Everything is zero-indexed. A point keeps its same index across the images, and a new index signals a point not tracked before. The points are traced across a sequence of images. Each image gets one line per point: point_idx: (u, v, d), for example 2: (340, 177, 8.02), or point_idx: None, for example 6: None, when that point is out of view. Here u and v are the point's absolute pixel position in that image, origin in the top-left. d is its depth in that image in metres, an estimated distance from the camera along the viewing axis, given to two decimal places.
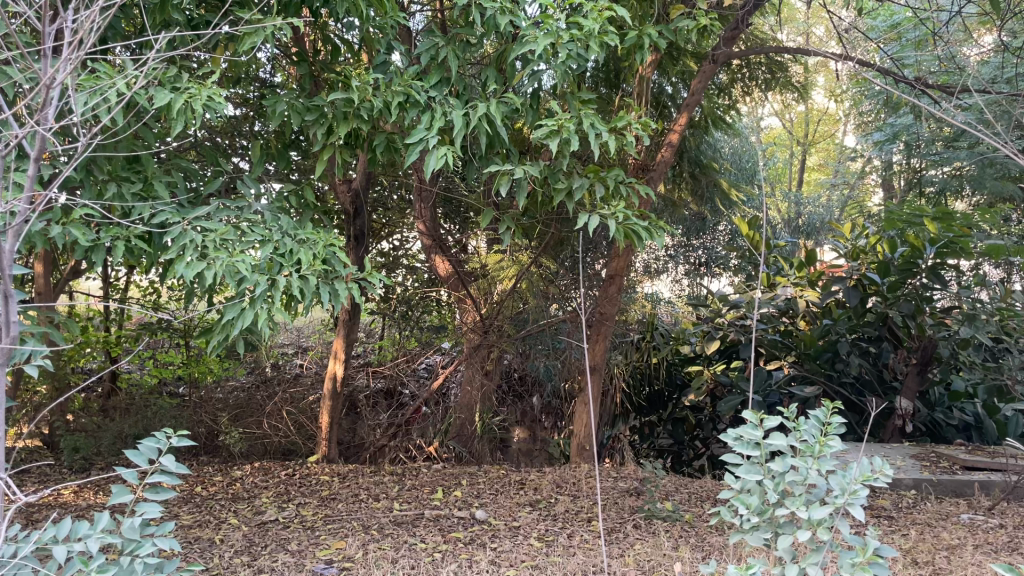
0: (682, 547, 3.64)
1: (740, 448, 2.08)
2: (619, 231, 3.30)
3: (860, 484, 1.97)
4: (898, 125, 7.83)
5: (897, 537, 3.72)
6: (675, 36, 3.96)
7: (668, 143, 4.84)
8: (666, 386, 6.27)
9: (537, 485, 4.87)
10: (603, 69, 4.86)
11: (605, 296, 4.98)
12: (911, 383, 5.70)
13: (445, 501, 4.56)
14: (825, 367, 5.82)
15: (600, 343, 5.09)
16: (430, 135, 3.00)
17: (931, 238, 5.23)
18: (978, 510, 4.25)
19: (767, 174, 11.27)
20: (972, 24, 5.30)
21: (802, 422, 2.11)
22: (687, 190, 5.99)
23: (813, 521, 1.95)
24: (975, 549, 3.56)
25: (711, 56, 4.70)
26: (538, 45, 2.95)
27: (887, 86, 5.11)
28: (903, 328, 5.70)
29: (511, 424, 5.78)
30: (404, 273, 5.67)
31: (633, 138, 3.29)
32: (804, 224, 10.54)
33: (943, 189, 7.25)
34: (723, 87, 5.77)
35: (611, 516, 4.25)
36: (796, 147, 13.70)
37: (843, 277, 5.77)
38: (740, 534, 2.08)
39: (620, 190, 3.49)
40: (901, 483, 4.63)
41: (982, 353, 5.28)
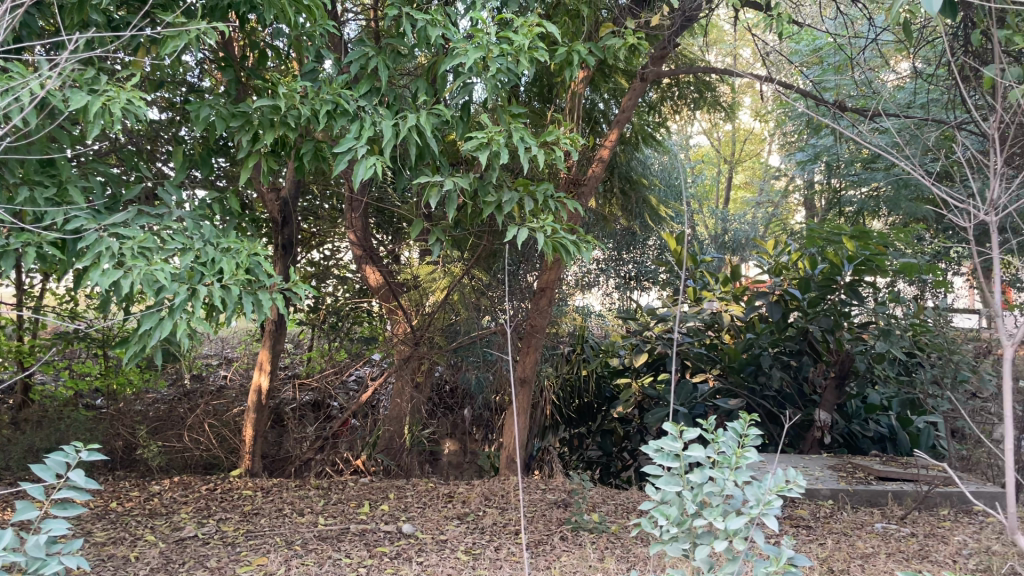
0: (607, 558, 3.67)
1: (660, 460, 2.10)
2: (547, 245, 3.31)
3: (775, 494, 2.01)
4: (820, 146, 8.10)
5: (815, 547, 3.83)
6: (605, 54, 4.02)
7: (599, 159, 4.89)
8: (595, 398, 6.31)
9: (466, 498, 4.84)
10: (534, 84, 4.90)
11: (536, 308, 5.02)
12: (830, 396, 5.88)
13: (371, 515, 4.50)
14: (747, 380, 6.01)
15: (530, 356, 5.12)
16: (359, 145, 2.97)
17: (849, 256, 5.41)
18: (891, 520, 4.40)
19: (694, 191, 11.54)
20: (888, 51, 5.52)
21: (720, 434, 2.14)
22: (618, 206, 6.09)
23: (730, 531, 1.97)
24: (888, 557, 3.69)
25: (641, 74, 4.78)
26: (467, 59, 2.95)
27: (808, 109, 5.27)
28: (822, 342, 5.88)
29: (441, 437, 5.76)
30: (335, 282, 5.64)
31: (562, 153, 3.32)
32: (730, 241, 10.81)
33: (861, 209, 7.55)
34: (653, 105, 5.89)
35: (538, 529, 4.26)
36: (723, 166, 14.07)
37: (765, 292, 5.94)
38: (659, 545, 2.09)
39: (549, 204, 3.52)
40: (819, 493, 4.77)
41: (897, 367, 5.55)
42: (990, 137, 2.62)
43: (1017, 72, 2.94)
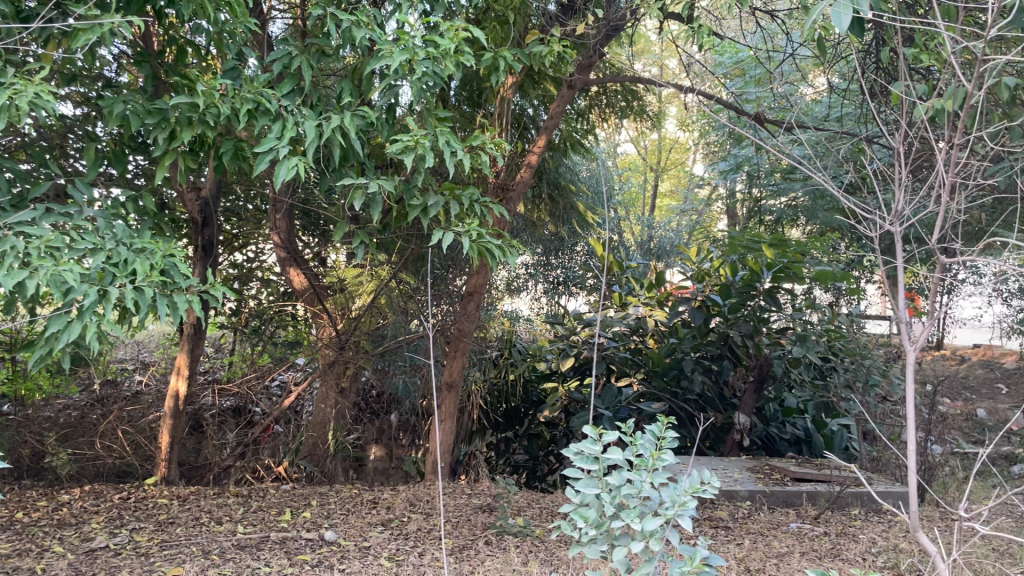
0: (531, 562, 3.69)
1: (579, 463, 2.12)
2: (472, 250, 3.30)
3: (690, 496, 2.05)
4: (740, 156, 8.31)
5: (732, 547, 3.92)
6: (531, 60, 4.05)
7: (526, 165, 4.92)
8: (522, 403, 6.33)
9: (390, 504, 4.80)
10: (463, 88, 4.91)
11: (463, 312, 5.03)
12: (749, 399, 6.03)
13: (293, 523, 4.41)
14: (671, 384, 6.13)
15: (458, 360, 5.13)
16: (281, 145, 2.91)
17: (768, 263, 5.58)
18: (805, 519, 4.54)
19: (622, 197, 11.74)
20: (805, 66, 5.71)
21: (638, 436, 2.17)
22: (546, 211, 6.14)
23: (646, 533, 2.00)
24: (801, 556, 3.80)
25: (569, 82, 4.85)
26: (393, 61, 2.92)
27: (729, 119, 5.42)
28: (742, 347, 6.03)
29: (366, 443, 5.69)
30: (258, 286, 5.47)
31: (487, 158, 3.32)
32: (656, 247, 11.05)
33: (780, 218, 7.80)
34: (582, 112, 5.90)
35: (463, 534, 4.25)
36: (649, 173, 14.38)
37: (688, 297, 6.06)
38: (578, 548, 2.11)
39: (475, 208, 3.51)
40: (737, 494, 4.89)
41: (812, 371, 5.77)
42: (896, 150, 2.74)
43: (922, 88, 3.07)
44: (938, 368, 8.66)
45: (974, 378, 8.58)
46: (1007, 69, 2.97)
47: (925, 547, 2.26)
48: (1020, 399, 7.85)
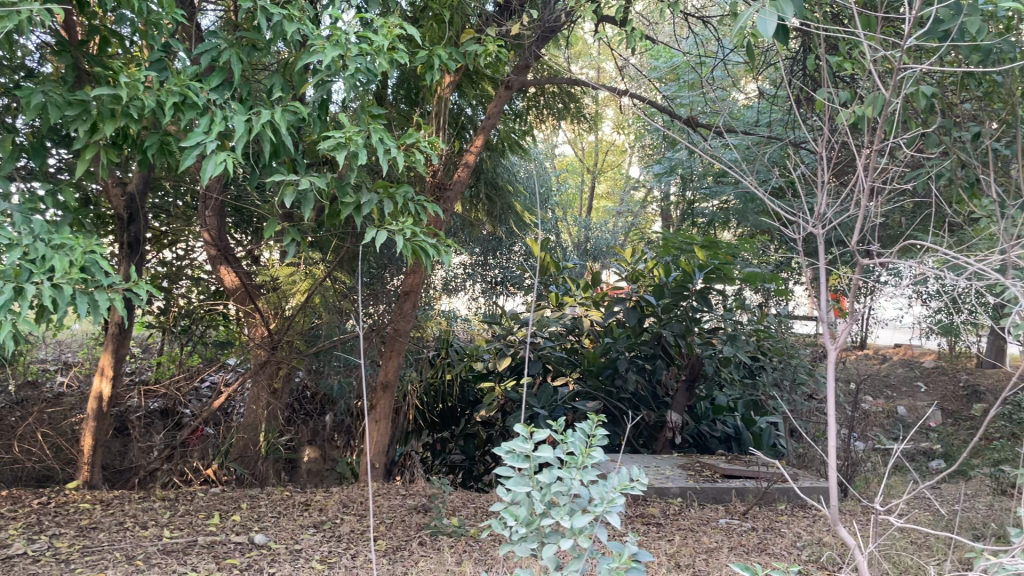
0: (465, 561, 3.68)
1: (511, 461, 2.12)
2: (406, 248, 3.26)
3: (618, 492, 2.08)
4: (674, 160, 8.44)
5: (663, 543, 3.99)
6: (467, 59, 4.05)
7: (463, 165, 4.91)
8: (459, 403, 6.31)
9: (323, 506, 4.74)
10: (400, 85, 4.88)
11: (400, 312, 4.99)
12: (681, 398, 6.13)
13: (221, 526, 4.32)
14: (606, 384, 6.15)
15: (393, 360, 5.07)
16: (208, 140, 2.84)
17: (700, 264, 5.70)
18: (734, 515, 4.65)
19: (559, 198, 11.83)
20: (737, 72, 5.84)
21: (569, 434, 2.18)
22: (483, 211, 6.15)
23: (575, 530, 2.02)
24: (729, 551, 3.89)
25: (506, 82, 4.86)
26: (325, 57, 2.87)
27: (663, 123, 5.50)
28: (675, 346, 6.13)
29: (299, 445, 5.64)
30: (187, 284, 5.32)
31: (421, 156, 3.29)
32: (592, 248, 11.18)
33: (712, 221, 7.97)
34: (520, 113, 5.93)
35: (397, 535, 4.22)
36: (586, 175, 14.55)
37: (623, 298, 6.14)
38: (508, 546, 2.11)
39: (409, 206, 3.48)
40: (669, 491, 4.96)
41: (741, 370, 5.89)
42: (819, 155, 2.83)
43: (845, 96, 3.18)
44: (861, 367, 8.94)
45: (896, 376, 8.91)
46: (924, 79, 3.09)
47: (844, 540, 2.29)
48: (938, 397, 8.17)
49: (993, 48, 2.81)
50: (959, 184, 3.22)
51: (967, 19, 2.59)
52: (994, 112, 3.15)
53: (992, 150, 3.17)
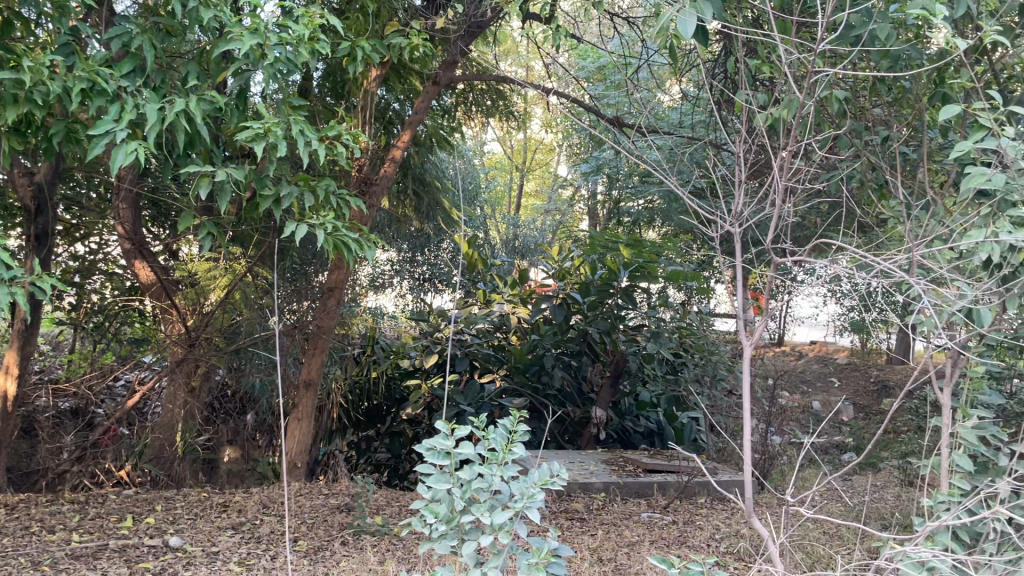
0: (388, 561, 3.64)
1: (431, 459, 2.09)
2: (327, 243, 3.19)
3: (538, 488, 2.09)
4: (601, 159, 8.54)
5: (586, 538, 4.03)
6: (391, 52, 3.99)
7: (390, 160, 4.85)
8: (385, 401, 6.25)
9: (242, 507, 4.63)
10: (326, 78, 4.81)
11: (324, 309, 4.90)
12: (605, 394, 6.20)
13: (134, 529, 4.17)
14: (532, 380, 6.20)
15: (317, 357, 5.00)
16: (118, 128, 2.73)
17: (625, 262, 5.78)
18: (655, 509, 4.73)
19: (487, 196, 11.84)
20: (662, 74, 5.92)
21: (490, 430, 2.16)
22: (411, 207, 6.09)
23: (495, 526, 2.03)
24: (651, 544, 3.95)
25: (433, 78, 4.83)
26: (242, 45, 2.78)
27: (590, 123, 5.54)
28: (600, 343, 6.19)
29: (219, 444, 5.48)
30: (101, 280, 5.10)
31: (343, 149, 3.23)
32: (520, 246, 11.25)
33: (637, 220, 8.10)
34: (448, 109, 5.88)
35: (319, 535, 4.15)
36: (514, 174, 14.61)
37: (550, 295, 6.17)
38: (429, 544, 2.09)
39: (330, 200, 3.41)
40: (593, 487, 5.01)
41: (664, 367, 6.10)
42: (738, 156, 2.89)
43: (763, 99, 3.25)
44: (779, 363, 9.21)
45: (811, 372, 9.20)
46: (838, 83, 3.19)
47: (758, 531, 2.35)
48: (850, 393, 8.48)
49: (901, 55, 2.92)
50: (869, 186, 3.33)
51: (877, 26, 2.69)
52: (902, 118, 3.27)
53: (900, 153, 3.29)
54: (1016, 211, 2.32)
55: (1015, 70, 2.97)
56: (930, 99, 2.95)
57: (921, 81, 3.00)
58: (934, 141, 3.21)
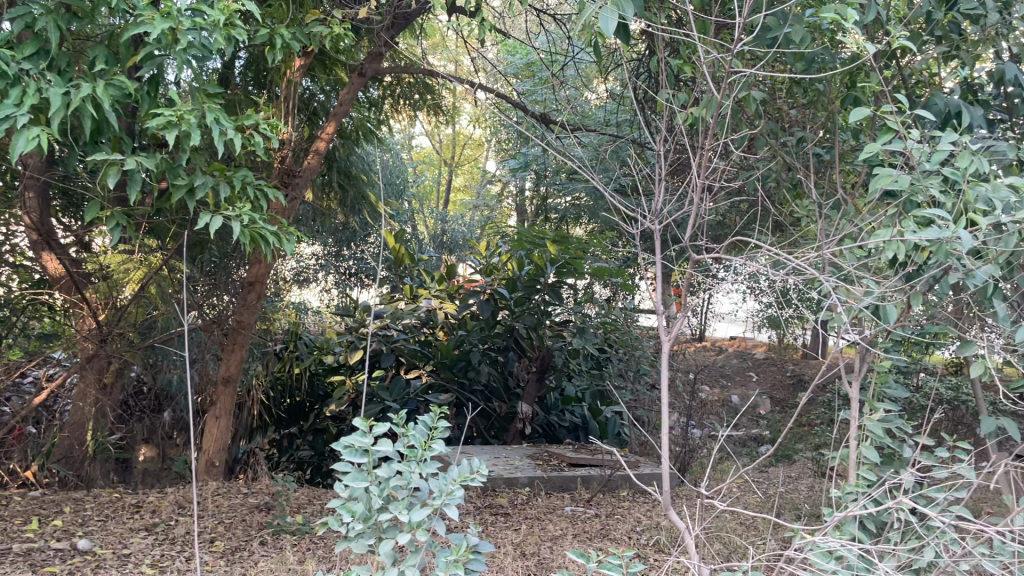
0: (307, 560, 3.57)
1: (348, 457, 2.05)
2: (244, 235, 3.09)
3: (457, 485, 2.07)
4: (529, 155, 8.57)
5: (510, 532, 4.04)
6: (311, 41, 3.91)
7: (314, 152, 4.73)
8: (307, 397, 6.16)
9: (156, 508, 4.47)
10: (248, 67, 4.68)
11: (244, 304, 4.80)
12: (532, 389, 6.16)
13: (40, 532, 3.98)
14: (457, 376, 6.17)
15: (237, 353, 4.88)
16: (19, 113, 2.60)
17: (552, 258, 5.88)
18: (578, 503, 4.77)
19: (415, 191, 11.77)
20: (589, 71, 5.97)
21: (410, 427, 2.13)
22: (335, 200, 5.99)
23: (413, 524, 2.02)
24: (574, 538, 3.98)
25: (359, 69, 4.75)
26: (152, 29, 2.68)
27: (517, 119, 5.53)
28: (526, 339, 6.21)
29: (135, 443, 5.34)
30: (6, 271, 4.60)
31: (261, 139, 3.14)
32: (448, 241, 11.23)
33: (564, 217, 8.16)
34: (376, 102, 5.83)
35: (237, 535, 4.05)
36: (443, 168, 14.57)
37: (477, 290, 6.16)
38: (345, 543, 2.05)
39: (247, 191, 3.31)
40: (517, 482, 5.02)
41: (589, 362, 6.16)
42: (658, 153, 2.93)
43: (683, 99, 3.31)
44: (700, 358, 9.41)
45: (731, 367, 9.44)
46: (756, 84, 3.26)
47: (675, 523, 2.36)
48: (767, 387, 8.74)
49: (815, 58, 2.99)
50: (784, 186, 3.42)
51: (792, 30, 2.76)
52: (816, 119, 3.36)
53: (815, 153, 3.38)
54: (920, 211, 2.40)
55: (923, 76, 3.08)
56: (843, 101, 3.04)
57: (837, 82, 3.08)
58: (846, 142, 3.30)
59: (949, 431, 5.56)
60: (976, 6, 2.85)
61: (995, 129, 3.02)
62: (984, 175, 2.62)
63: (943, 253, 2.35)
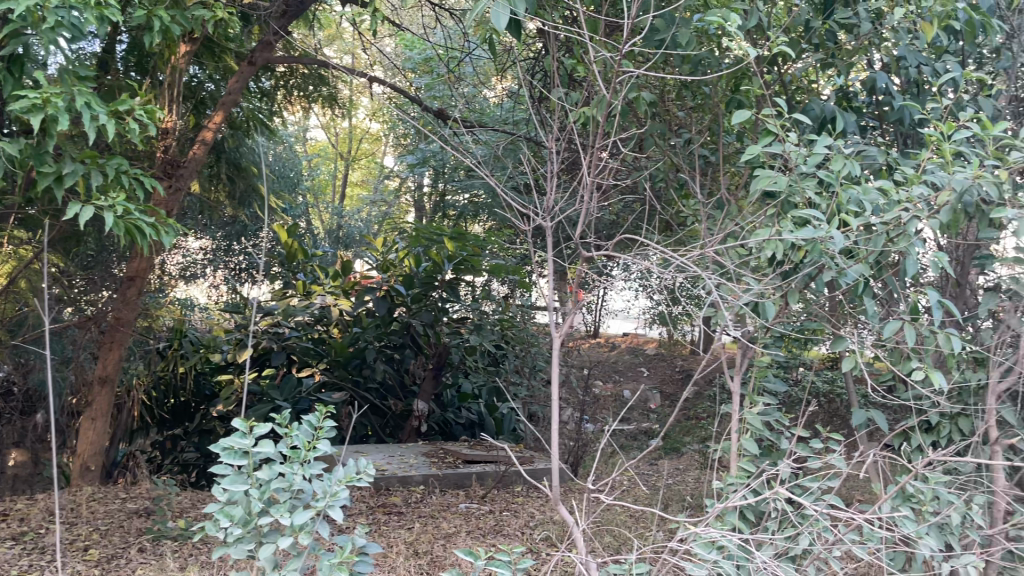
0: (189, 566, 3.42)
1: (227, 459, 1.97)
2: (118, 226, 2.92)
3: (343, 485, 2.03)
4: (427, 152, 8.51)
5: (403, 531, 3.99)
6: (196, 25, 3.74)
7: (199, 142, 4.55)
8: (193, 397, 5.91)
9: (24, 516, 4.19)
10: (130, 52, 4.36)
11: (122, 300, 4.53)
12: (428, 386, 6.16)
13: None
14: (352, 374, 6.13)
15: (115, 352, 4.63)
16: None
17: (449, 255, 5.89)
18: (473, 500, 4.75)
19: (309, 185, 11.51)
20: (487, 68, 5.96)
21: (293, 427, 2.07)
22: (224, 192, 5.77)
23: (295, 527, 1.96)
24: (467, 535, 3.97)
25: (250, 57, 4.59)
26: (16, 5, 2.50)
27: (415, 114, 5.47)
28: (423, 336, 6.15)
29: (3, 447, 5.01)
30: None
31: (137, 126, 2.98)
32: (343, 236, 11.03)
33: (462, 214, 8.17)
34: (267, 93, 5.65)
35: (113, 543, 3.84)
36: (338, 162, 14.29)
37: (372, 287, 6.10)
38: (223, 549, 1.98)
39: (122, 179, 3.14)
40: (411, 480, 4.97)
41: (486, 358, 6.08)
42: (548, 149, 2.95)
43: (576, 98, 3.34)
44: (593, 354, 9.60)
45: (623, 362, 9.68)
46: (647, 86, 3.32)
47: (563, 517, 2.39)
48: (657, 382, 8.99)
49: (701, 61, 3.08)
50: (672, 186, 3.52)
51: (678, 32, 2.87)
52: (704, 122, 3.46)
53: (701, 155, 3.48)
54: (796, 211, 2.51)
55: (803, 82, 3.22)
56: (727, 105, 3.14)
57: (720, 87, 3.20)
58: (730, 145, 3.42)
59: (824, 423, 5.87)
60: (850, 16, 3.00)
61: (867, 135, 3.19)
62: (855, 179, 2.76)
63: (817, 252, 2.48)
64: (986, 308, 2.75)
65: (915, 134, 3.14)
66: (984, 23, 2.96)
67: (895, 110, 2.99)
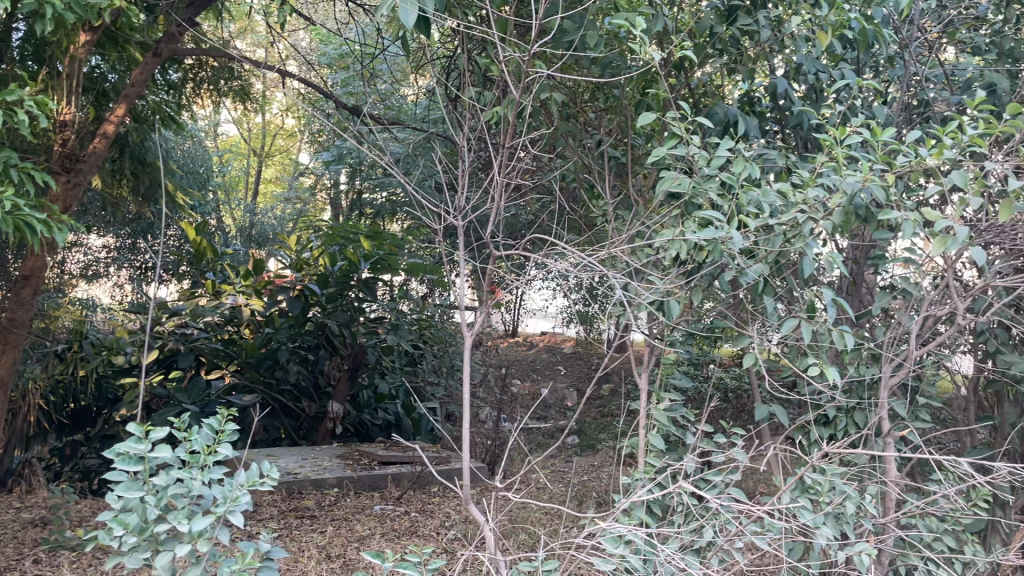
0: None
1: (121, 465, 1.89)
2: (7, 223, 2.77)
3: (245, 490, 1.97)
4: (342, 149, 8.38)
5: (316, 534, 3.92)
6: (94, 14, 3.59)
7: (100, 134, 4.36)
8: (94, 401, 5.67)
9: None
10: (27, 41, 4.22)
11: (16, 300, 4.33)
12: (343, 387, 6.05)
13: None
14: (263, 376, 5.93)
15: (8, 355, 4.36)
16: None
17: (366, 254, 5.78)
18: (388, 501, 4.71)
19: (220, 181, 11.21)
20: (403, 65, 5.91)
21: (192, 430, 2.00)
22: (127, 188, 5.54)
23: (194, 534, 1.90)
24: (381, 537, 3.93)
25: (153, 48, 4.43)
26: None
27: (328, 111, 5.38)
28: (338, 336, 6.06)
29: None
30: None
31: (28, 117, 2.83)
32: (256, 234, 10.82)
33: (378, 212, 8.08)
34: (174, 85, 5.48)
35: (5, 554, 3.65)
36: (251, 158, 13.96)
37: (285, 286, 5.98)
38: (117, 558, 1.90)
39: (10, 174, 2.97)
40: (325, 482, 4.88)
41: (402, 358, 6.03)
42: (459, 148, 2.96)
43: (489, 97, 3.34)
44: (511, 352, 9.66)
45: (543, 361, 9.92)
46: (559, 88, 3.35)
47: (474, 517, 2.37)
48: (574, 380, 9.11)
49: (611, 63, 3.13)
50: (585, 188, 3.56)
51: (585, 34, 2.90)
52: (615, 124, 3.51)
53: (613, 157, 3.53)
54: (698, 212, 2.59)
55: (709, 87, 3.30)
56: (637, 107, 3.19)
57: (629, 90, 3.26)
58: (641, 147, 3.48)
59: (732, 418, 6.06)
60: (752, 23, 3.08)
61: (770, 139, 3.29)
62: (757, 181, 2.85)
63: (718, 251, 2.55)
64: (879, 307, 2.88)
65: (816, 138, 3.33)
66: (877, 33, 3.09)
67: (795, 115, 3.11)
